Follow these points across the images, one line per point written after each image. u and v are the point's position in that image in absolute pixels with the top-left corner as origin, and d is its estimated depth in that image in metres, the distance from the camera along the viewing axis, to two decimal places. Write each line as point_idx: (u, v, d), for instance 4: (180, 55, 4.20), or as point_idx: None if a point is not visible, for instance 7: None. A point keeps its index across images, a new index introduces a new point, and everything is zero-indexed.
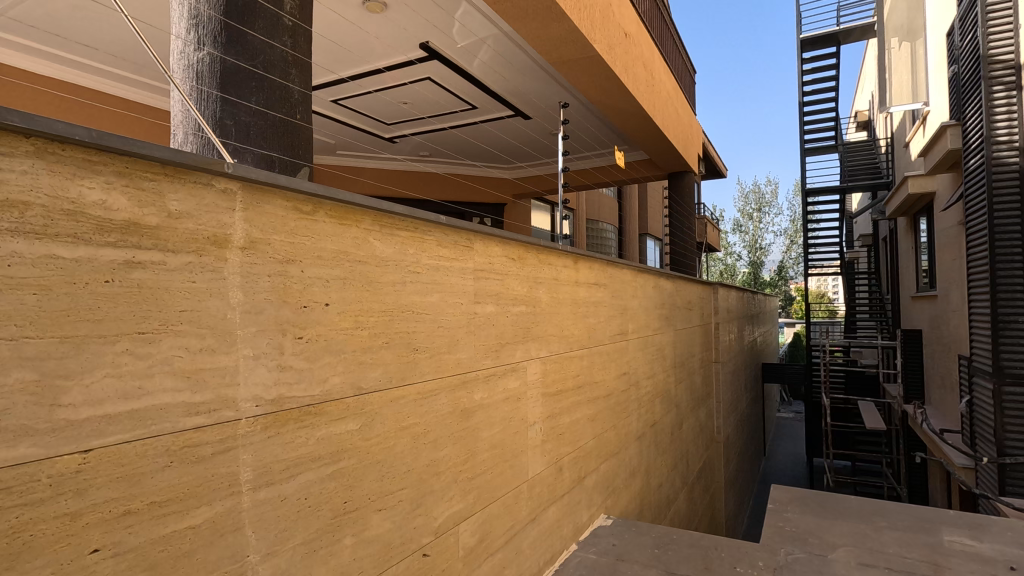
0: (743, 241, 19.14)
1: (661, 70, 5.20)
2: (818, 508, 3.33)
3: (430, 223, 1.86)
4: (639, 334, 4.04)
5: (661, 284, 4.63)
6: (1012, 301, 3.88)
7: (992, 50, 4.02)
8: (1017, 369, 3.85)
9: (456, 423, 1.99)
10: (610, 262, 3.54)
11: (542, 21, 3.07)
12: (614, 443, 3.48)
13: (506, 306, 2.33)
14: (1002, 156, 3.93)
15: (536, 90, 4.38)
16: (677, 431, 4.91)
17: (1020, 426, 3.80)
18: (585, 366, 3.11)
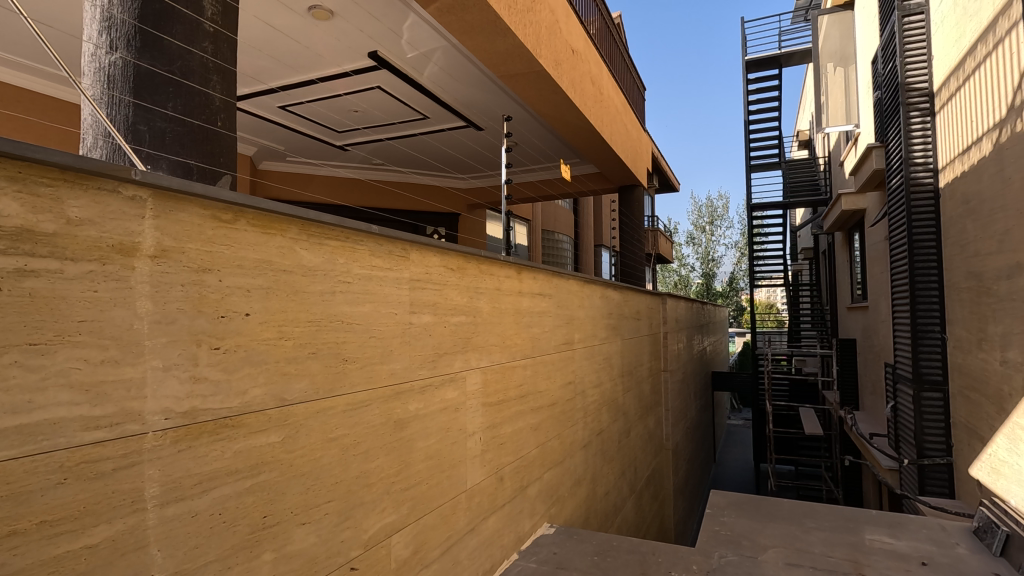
0: (696, 254, 19.71)
1: (609, 86, 5.33)
2: (753, 511, 3.45)
3: (362, 233, 1.86)
4: (586, 343, 4.11)
5: (609, 294, 4.72)
6: (929, 311, 4.14)
7: (909, 79, 4.31)
8: (934, 375, 4.10)
9: (389, 434, 1.97)
10: (555, 273, 3.60)
11: (487, 35, 3.12)
12: (559, 452, 3.51)
13: (445, 316, 2.34)
14: (918, 177, 4.24)
15: (486, 102, 4.44)
16: (625, 439, 5.00)
17: (937, 428, 4.05)
18: (529, 376, 3.13)
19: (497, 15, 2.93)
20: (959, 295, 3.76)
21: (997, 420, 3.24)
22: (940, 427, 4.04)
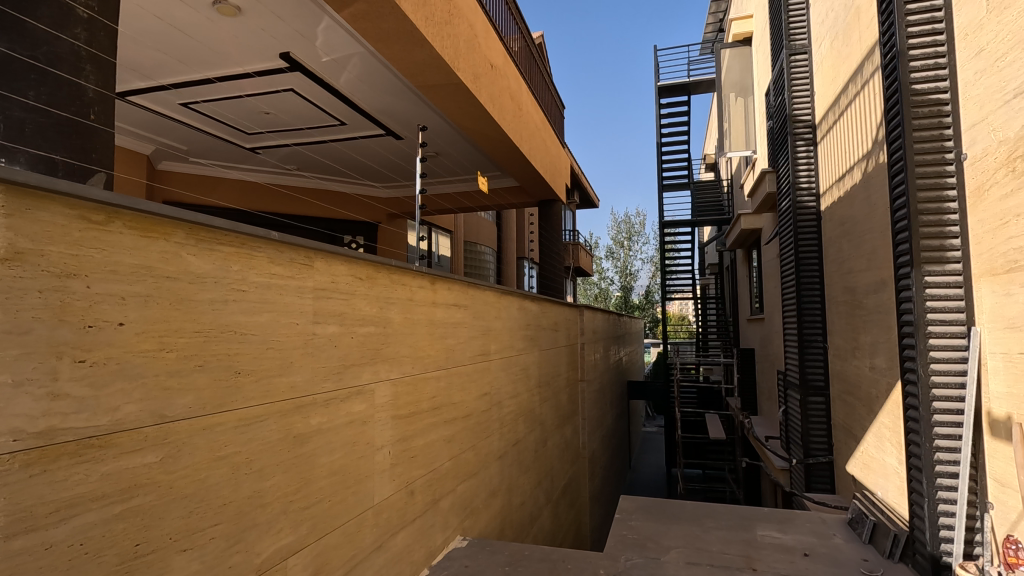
0: (616, 268, 20.48)
1: (529, 102, 5.47)
2: (659, 514, 3.61)
3: (259, 239, 1.78)
4: (502, 354, 4.14)
5: (526, 306, 4.79)
6: (813, 322, 4.55)
7: (796, 111, 4.76)
8: (817, 382, 4.50)
9: (287, 451, 1.88)
10: (472, 284, 3.62)
11: (405, 44, 3.10)
12: (473, 464, 3.50)
13: (352, 326, 2.27)
14: (803, 201, 4.68)
15: (405, 111, 4.40)
16: (542, 449, 5.06)
17: (820, 429, 4.43)
18: (442, 388, 3.11)
19: (414, 26, 2.92)
20: (837, 308, 4.16)
21: (867, 420, 3.60)
22: (823, 429, 4.42)
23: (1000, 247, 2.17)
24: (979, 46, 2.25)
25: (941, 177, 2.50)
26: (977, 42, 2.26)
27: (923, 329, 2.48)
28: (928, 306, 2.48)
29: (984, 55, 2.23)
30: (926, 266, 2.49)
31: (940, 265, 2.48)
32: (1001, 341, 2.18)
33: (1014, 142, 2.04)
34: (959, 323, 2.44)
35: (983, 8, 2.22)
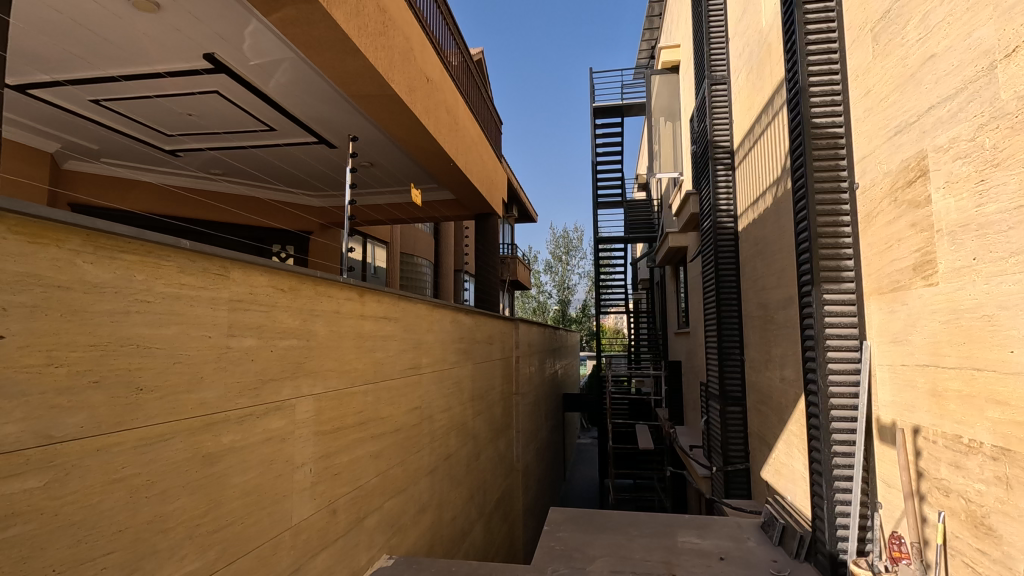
0: (554, 281, 20.77)
1: (465, 116, 5.51)
2: (587, 524, 3.67)
3: (169, 247, 1.69)
4: (434, 367, 4.10)
5: (459, 319, 4.79)
6: (732, 335, 4.81)
7: (716, 137, 5.09)
8: (735, 392, 4.74)
9: (194, 471, 1.77)
10: (402, 296, 3.58)
11: (337, 53, 3.05)
12: (402, 479, 3.42)
13: (272, 339, 2.19)
14: (723, 222, 4.98)
15: (338, 120, 4.32)
16: (475, 464, 5.03)
17: (738, 438, 4.67)
18: (370, 402, 3.04)
19: (346, 35, 2.89)
20: (752, 323, 4.43)
21: (778, 428, 3.84)
22: (741, 437, 4.66)
23: (885, 268, 2.40)
24: (867, 87, 2.50)
25: (836, 204, 2.73)
26: (866, 83, 2.51)
27: (824, 343, 2.68)
28: (827, 322, 2.68)
29: (871, 95, 2.47)
30: (825, 285, 2.70)
31: (837, 284, 2.70)
32: (887, 353, 2.40)
33: (896, 174, 2.27)
34: (853, 338, 2.66)
35: (870, 53, 2.46)
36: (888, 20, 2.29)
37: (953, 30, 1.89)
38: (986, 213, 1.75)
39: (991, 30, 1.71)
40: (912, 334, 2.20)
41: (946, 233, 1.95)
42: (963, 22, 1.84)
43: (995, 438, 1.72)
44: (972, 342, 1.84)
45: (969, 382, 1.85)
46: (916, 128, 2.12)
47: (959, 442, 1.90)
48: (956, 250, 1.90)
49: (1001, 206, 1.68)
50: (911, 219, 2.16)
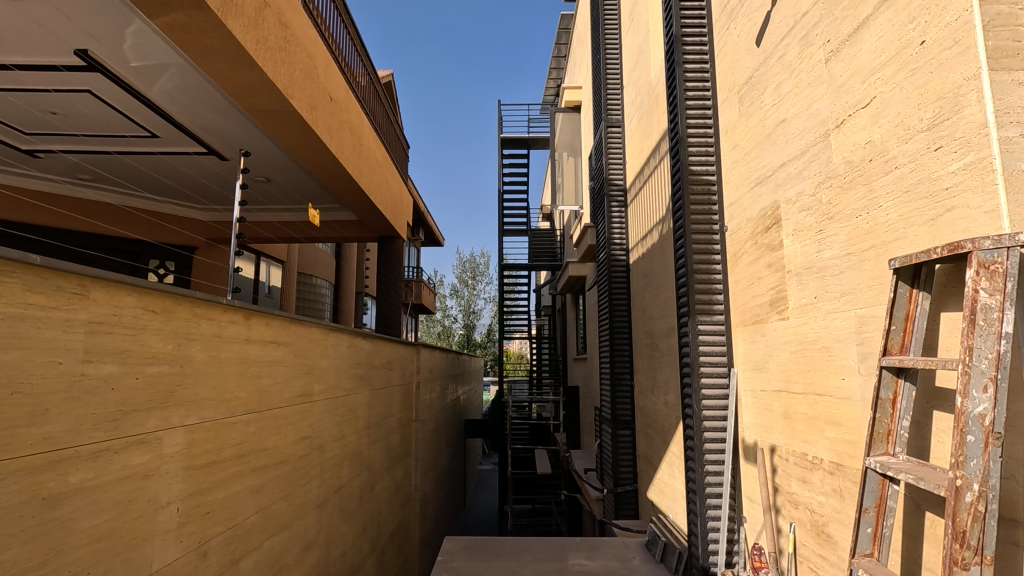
0: (460, 306, 20.73)
1: (370, 138, 5.45)
2: (481, 552, 3.65)
3: (15, 262, 1.52)
4: (327, 395, 3.92)
5: (357, 343, 4.65)
6: (624, 361, 5.09)
7: (611, 176, 5.46)
8: (626, 416, 4.99)
9: (30, 517, 1.56)
10: (294, 319, 3.42)
11: (232, 64, 2.92)
12: (286, 515, 3.22)
13: (138, 366, 2.00)
14: (616, 255, 5.31)
15: (231, 132, 4.10)
16: (369, 495, 4.84)
17: (628, 461, 4.91)
18: (252, 433, 2.84)
19: (243, 47, 2.78)
20: (640, 350, 4.72)
21: (661, 450, 4.09)
22: (629, 459, 4.90)
23: (748, 303, 2.68)
24: (734, 142, 2.82)
25: (709, 244, 3.02)
26: (733, 139, 2.83)
27: (698, 369, 2.92)
28: (701, 350, 2.94)
29: (737, 149, 2.79)
30: (699, 317, 2.97)
31: (709, 315, 2.97)
32: (750, 379, 2.67)
33: (756, 221, 2.57)
34: (722, 365, 2.93)
35: (736, 113, 2.79)
36: (750, 86, 2.62)
37: (799, 100, 2.21)
38: (823, 258, 2.03)
39: (826, 104, 2.02)
40: (769, 362, 2.47)
41: (794, 274, 2.23)
42: (806, 94, 2.15)
43: (832, 455, 1.97)
44: (814, 370, 2.11)
45: (812, 405, 2.11)
46: (771, 181, 2.43)
47: (805, 459, 2.15)
48: (802, 290, 2.18)
49: (834, 253, 1.96)
50: (769, 261, 2.44)
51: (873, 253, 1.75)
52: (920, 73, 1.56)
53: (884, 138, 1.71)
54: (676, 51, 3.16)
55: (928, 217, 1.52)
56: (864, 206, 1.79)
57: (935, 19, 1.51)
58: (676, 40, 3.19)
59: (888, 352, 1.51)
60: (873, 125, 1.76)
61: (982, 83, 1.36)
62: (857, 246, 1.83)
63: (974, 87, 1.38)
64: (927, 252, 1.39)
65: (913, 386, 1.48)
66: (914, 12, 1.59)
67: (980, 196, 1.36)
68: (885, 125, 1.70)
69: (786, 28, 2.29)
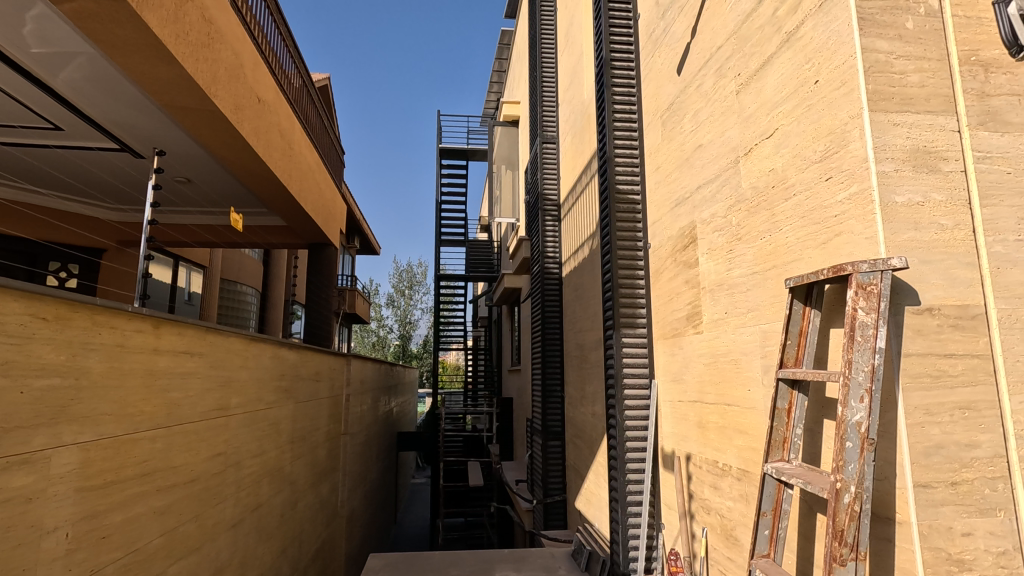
0: (395, 316, 20.34)
1: (302, 141, 5.29)
2: (407, 569, 3.57)
3: None
4: (246, 408, 3.74)
5: (281, 354, 4.46)
6: (555, 372, 5.17)
7: (546, 191, 5.59)
8: (556, 427, 5.08)
9: None
10: (211, 328, 3.24)
11: (149, 59, 2.76)
12: (196, 537, 3.02)
13: (23, 379, 1.83)
14: (549, 267, 5.42)
15: (147, 129, 3.87)
16: (291, 513, 4.63)
17: (557, 472, 4.98)
18: (158, 450, 2.66)
19: (161, 41, 2.63)
20: (571, 361, 4.82)
21: (588, 460, 4.18)
22: (559, 469, 4.98)
23: (668, 317, 2.81)
24: (657, 163, 2.96)
25: (633, 260, 3.14)
26: (656, 160, 2.97)
27: (621, 380, 3.02)
28: (625, 362, 3.04)
29: (659, 171, 2.93)
30: (623, 330, 3.08)
31: (632, 328, 3.09)
32: (669, 390, 2.79)
33: (676, 239, 2.71)
34: (644, 376, 3.04)
35: (659, 136, 2.94)
36: (672, 111, 2.76)
37: (714, 128, 2.35)
38: (733, 276, 2.17)
39: (736, 133, 2.16)
40: (686, 373, 2.59)
41: (708, 291, 2.36)
42: (720, 122, 2.30)
43: (739, 462, 2.08)
44: (724, 381, 2.23)
45: (723, 414, 2.23)
46: (689, 202, 2.57)
47: (716, 466, 2.27)
48: (715, 305, 2.31)
49: (742, 272, 2.10)
50: (686, 278, 2.58)
51: (775, 272, 1.88)
52: (815, 110, 1.71)
53: (784, 167, 1.86)
54: (605, 74, 3.29)
55: (819, 241, 1.66)
56: (768, 229, 1.93)
57: (827, 61, 1.66)
58: (605, 64, 3.31)
59: (785, 364, 1.63)
60: (775, 154, 1.91)
61: (864, 122, 1.51)
62: (762, 265, 1.97)
63: (857, 125, 1.53)
64: (816, 273, 1.52)
65: (805, 397, 1.60)
66: (809, 54, 1.74)
67: (862, 224, 1.50)
68: (785, 155, 1.85)
69: (703, 61, 2.45)
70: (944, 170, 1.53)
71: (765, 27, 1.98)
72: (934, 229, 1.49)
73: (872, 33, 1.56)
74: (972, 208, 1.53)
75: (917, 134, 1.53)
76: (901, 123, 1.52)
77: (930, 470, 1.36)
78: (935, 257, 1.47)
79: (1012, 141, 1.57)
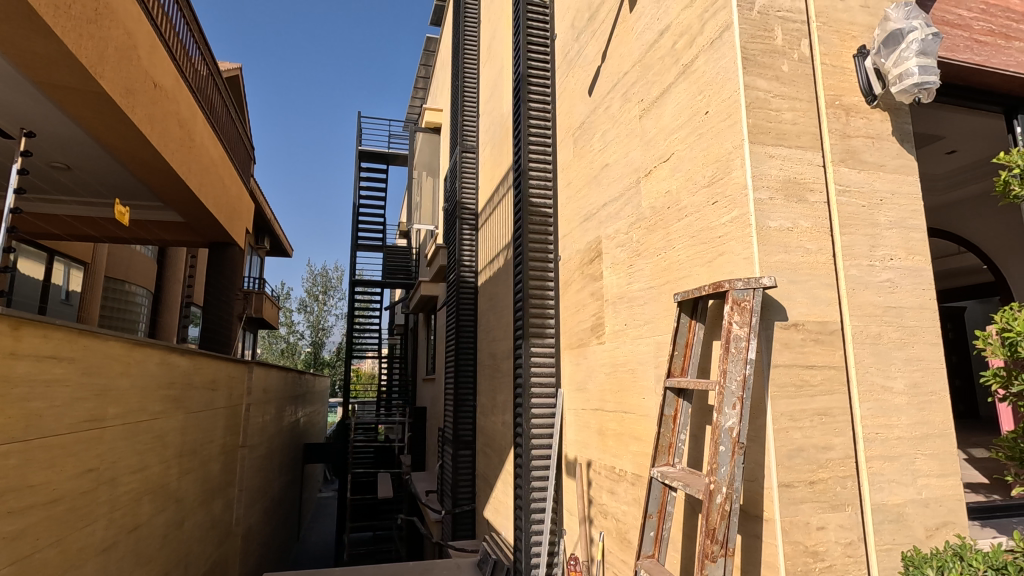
0: (307, 321, 19.42)
1: (205, 133, 4.95)
2: None
3: None
4: (126, 419, 3.41)
5: (171, 360, 4.12)
6: (468, 381, 5.17)
7: (464, 200, 5.61)
8: (467, 437, 5.07)
9: None
10: (86, 331, 2.94)
11: (21, 31, 2.48)
12: (58, 564, 2.70)
13: None
14: (465, 276, 5.43)
15: (18, 107, 3.46)
16: (176, 534, 4.26)
17: (467, 481, 4.97)
18: (13, 467, 2.36)
19: (36, 12, 2.37)
20: (483, 370, 4.84)
21: (497, 468, 4.19)
22: (468, 479, 4.97)
23: (574, 327, 2.90)
24: (568, 179, 3.06)
25: (544, 272, 3.22)
26: (567, 176, 3.08)
27: (529, 389, 3.08)
28: (532, 371, 3.10)
29: (570, 187, 3.04)
30: (532, 339, 3.14)
31: (540, 338, 3.16)
32: (573, 399, 2.87)
33: (583, 253, 2.80)
34: (550, 385, 3.12)
35: (570, 153, 3.05)
36: (583, 129, 2.88)
37: (619, 148, 2.47)
38: (633, 290, 2.28)
39: (639, 154, 2.29)
40: (589, 382, 2.68)
41: (611, 303, 2.47)
42: (624, 143, 2.43)
43: (634, 467, 2.18)
44: (623, 389, 2.33)
45: (620, 421, 2.33)
46: (596, 217, 2.67)
47: (613, 471, 2.36)
48: (615, 317, 2.42)
49: (641, 286, 2.21)
50: (592, 290, 2.68)
51: (668, 287, 2.00)
52: (704, 139, 1.85)
53: (677, 189, 1.99)
54: (522, 89, 3.36)
55: (706, 259, 1.79)
56: (663, 246, 2.06)
57: (715, 94, 1.81)
58: (522, 79, 3.39)
59: (672, 373, 1.74)
60: (671, 177, 2.04)
61: (744, 152, 1.65)
62: (657, 280, 2.08)
63: (739, 155, 1.68)
64: (699, 289, 1.63)
65: (689, 404, 1.71)
66: (701, 88, 1.88)
67: (741, 245, 1.63)
68: (679, 178, 1.98)
69: (610, 84, 2.57)
70: (811, 200, 1.71)
71: (665, 58, 2.12)
72: (801, 252, 1.65)
73: (753, 72, 1.72)
74: (831, 234, 1.71)
75: (789, 167, 1.70)
76: (775, 155, 1.69)
77: (792, 470, 1.50)
78: (801, 277, 1.64)
79: (866, 178, 1.78)
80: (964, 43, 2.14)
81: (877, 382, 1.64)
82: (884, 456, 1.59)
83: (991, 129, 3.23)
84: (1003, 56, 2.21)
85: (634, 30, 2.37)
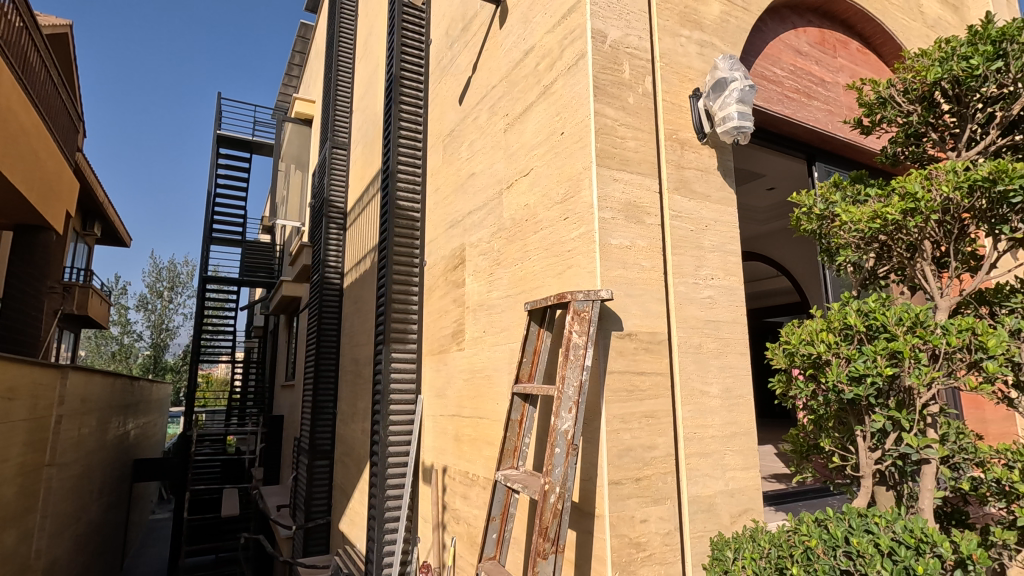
0: (148, 321, 17.18)
1: (15, 95, 4.19)
2: None
3: None
4: None
5: None
6: (328, 388, 4.92)
7: (332, 197, 5.35)
8: (324, 446, 4.81)
9: None
10: None
11: None
12: None
13: None
14: (329, 277, 5.18)
15: None
16: None
17: (322, 492, 4.71)
18: None
19: None
20: (345, 375, 4.64)
21: (355, 478, 4.03)
22: (324, 490, 4.71)
23: (436, 333, 2.89)
24: (437, 184, 3.06)
25: (408, 277, 3.18)
26: (436, 182, 3.08)
27: (388, 395, 3.00)
28: (392, 376, 3.04)
29: (438, 192, 3.04)
30: (393, 344, 3.08)
31: (402, 343, 3.11)
32: (432, 405, 2.86)
33: (448, 259, 2.82)
34: (410, 392, 3.08)
35: (440, 159, 3.06)
36: (452, 137, 2.91)
37: (485, 158, 2.53)
38: (492, 297, 2.34)
39: (502, 166, 2.36)
40: (447, 389, 2.69)
41: (471, 310, 2.50)
42: (490, 154, 2.49)
43: (485, 471, 2.22)
44: (479, 394, 2.37)
45: (475, 427, 2.37)
46: (460, 225, 2.71)
47: (466, 476, 2.39)
48: (475, 324, 2.46)
49: (499, 294, 2.28)
50: (454, 297, 2.70)
51: (523, 296, 2.08)
52: (559, 158, 1.96)
53: (535, 204, 2.08)
54: (394, 89, 3.30)
55: (557, 271, 1.89)
56: (520, 257, 2.13)
57: (570, 117, 1.92)
58: (394, 79, 3.33)
59: (520, 379, 1.81)
60: (530, 191, 2.12)
61: (591, 174, 1.78)
62: (515, 289, 2.16)
63: (587, 176, 1.80)
64: (547, 299, 1.72)
65: (533, 409, 1.79)
66: (558, 110, 2.00)
67: (587, 259, 1.75)
68: (537, 193, 2.07)
69: (479, 96, 2.63)
70: (647, 222, 1.88)
71: (529, 77, 2.21)
72: (637, 269, 1.81)
73: (603, 101, 1.86)
74: (663, 253, 1.89)
75: (630, 191, 1.86)
76: (619, 179, 1.84)
77: (621, 468, 1.63)
78: (636, 291, 1.79)
79: (695, 206, 2.01)
80: (777, 96, 2.52)
81: (697, 388, 1.85)
82: (699, 453, 1.79)
83: (799, 172, 3.82)
84: (805, 111, 2.63)
85: (502, 46, 2.45)
